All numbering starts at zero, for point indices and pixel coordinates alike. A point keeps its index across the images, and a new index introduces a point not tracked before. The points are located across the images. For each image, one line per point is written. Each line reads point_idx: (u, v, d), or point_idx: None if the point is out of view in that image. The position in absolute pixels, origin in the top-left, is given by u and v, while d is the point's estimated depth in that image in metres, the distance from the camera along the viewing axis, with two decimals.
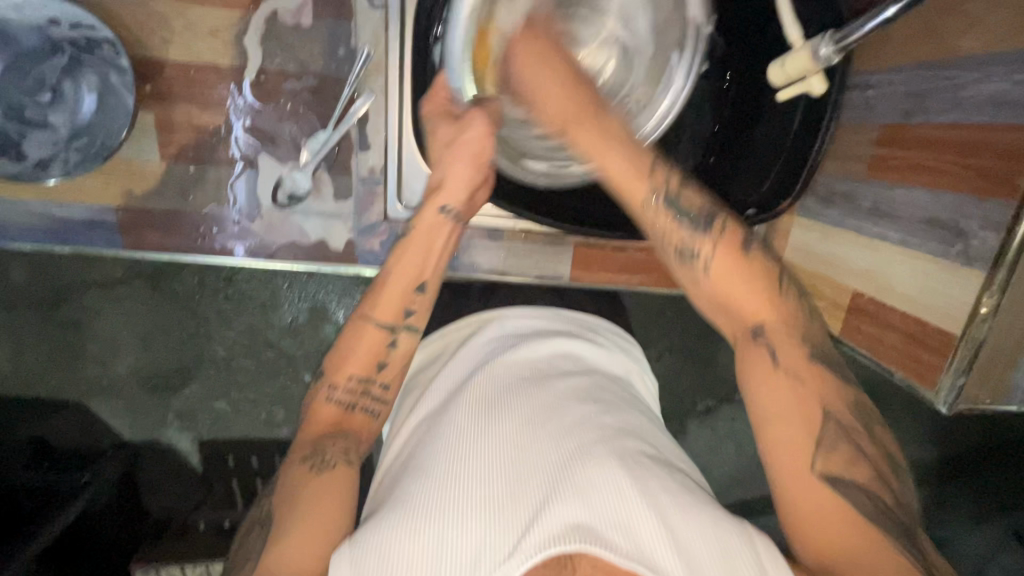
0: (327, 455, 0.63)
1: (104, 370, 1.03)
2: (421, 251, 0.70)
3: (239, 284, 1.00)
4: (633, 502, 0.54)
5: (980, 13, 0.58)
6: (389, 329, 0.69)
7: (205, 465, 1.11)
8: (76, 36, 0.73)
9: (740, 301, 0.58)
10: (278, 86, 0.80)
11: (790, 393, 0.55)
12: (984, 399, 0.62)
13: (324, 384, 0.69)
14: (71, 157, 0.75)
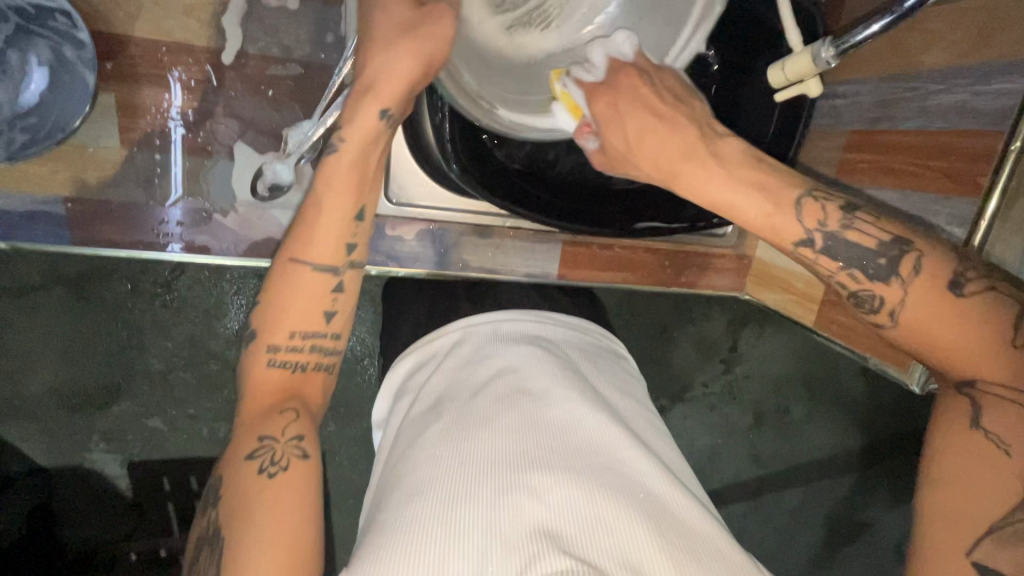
0: (278, 450, 0.54)
1: (17, 388, 0.91)
2: (356, 168, 0.62)
3: (180, 290, 0.92)
4: (636, 536, 0.52)
5: (943, 30, 0.65)
6: (331, 271, 0.62)
7: (136, 489, 1.00)
8: (23, 5, 0.64)
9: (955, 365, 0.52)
10: (260, 72, 0.75)
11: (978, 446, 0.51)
12: (950, 373, 0.72)
13: (264, 343, 0.61)
14: (15, 137, 0.67)
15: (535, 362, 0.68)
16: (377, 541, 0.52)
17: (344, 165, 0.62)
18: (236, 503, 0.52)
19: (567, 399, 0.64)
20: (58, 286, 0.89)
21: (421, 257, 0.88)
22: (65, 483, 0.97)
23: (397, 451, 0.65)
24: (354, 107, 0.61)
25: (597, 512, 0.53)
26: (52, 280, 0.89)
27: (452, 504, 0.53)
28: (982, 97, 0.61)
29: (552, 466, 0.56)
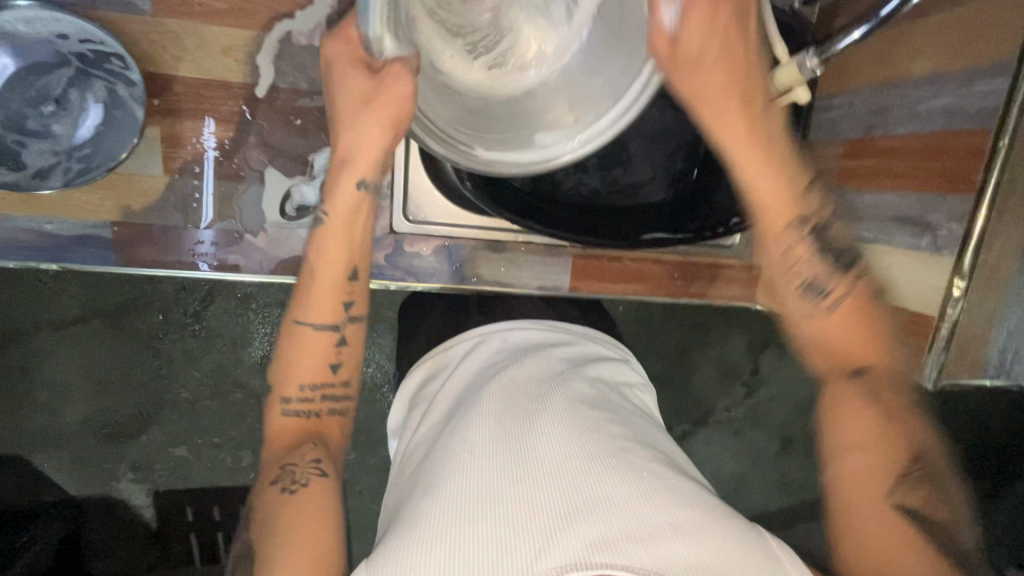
0: (297, 472, 0.59)
1: (53, 418, 0.96)
2: (342, 237, 0.68)
3: (208, 321, 0.96)
4: (649, 514, 0.54)
5: (926, 41, 0.68)
6: (332, 327, 0.67)
7: (161, 519, 1.02)
8: (84, 51, 0.73)
9: (843, 341, 0.63)
10: (290, 104, 0.82)
11: (860, 418, 0.59)
12: (964, 373, 0.69)
13: (278, 399, 0.66)
14: (73, 167, 0.74)
15: (544, 368, 0.71)
16: (404, 536, 0.55)
17: (332, 239, 0.69)
18: (262, 523, 0.56)
19: (576, 399, 0.67)
20: (95, 318, 0.94)
21: (437, 271, 0.93)
22: (94, 515, 1.00)
23: (415, 456, 0.67)
24: (333, 184, 0.68)
25: (606, 498, 0.55)
26: (89, 312, 0.93)
27: (474, 498, 0.56)
28: (970, 98, 0.64)
29: (567, 455, 0.59)
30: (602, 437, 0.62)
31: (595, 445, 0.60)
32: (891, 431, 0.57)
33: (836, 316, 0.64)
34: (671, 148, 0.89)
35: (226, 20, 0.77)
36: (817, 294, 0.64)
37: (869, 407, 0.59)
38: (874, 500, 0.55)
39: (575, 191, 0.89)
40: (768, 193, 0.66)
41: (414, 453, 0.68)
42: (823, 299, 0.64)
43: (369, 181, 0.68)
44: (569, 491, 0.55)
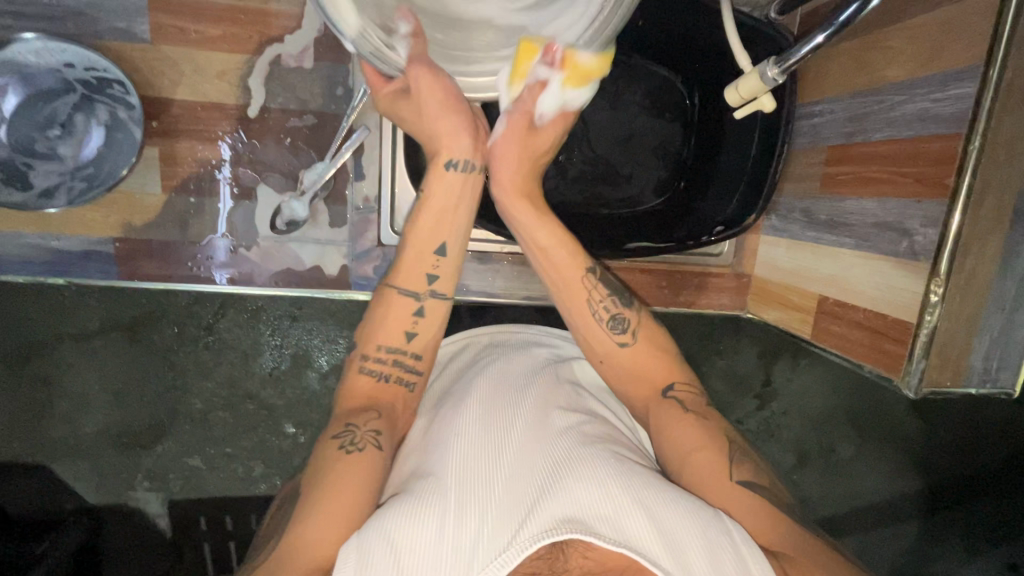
0: (356, 434, 0.61)
1: (70, 429, 0.96)
2: (435, 217, 0.72)
3: (219, 333, 0.94)
4: (621, 495, 0.56)
5: (901, 46, 0.68)
6: (415, 297, 0.71)
7: (177, 528, 1.03)
8: (87, 78, 0.78)
9: (648, 370, 0.72)
10: (280, 124, 0.86)
11: (694, 428, 0.67)
12: (947, 382, 0.66)
13: (357, 357, 0.70)
14: (75, 186, 0.79)
15: (529, 364, 0.74)
16: (382, 511, 0.56)
17: (427, 212, 0.72)
18: (313, 473, 0.58)
19: (558, 394, 0.69)
20: (113, 330, 0.93)
21: None
22: (114, 523, 1.01)
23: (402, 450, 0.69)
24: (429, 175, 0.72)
25: (581, 472, 0.57)
26: (107, 325, 0.92)
27: (452, 476, 0.57)
28: (941, 104, 0.63)
29: (543, 443, 0.61)
30: (578, 427, 0.64)
31: (572, 434, 0.62)
32: (713, 429, 0.68)
33: (629, 350, 0.72)
34: (658, 164, 0.92)
35: (220, 46, 0.81)
36: (616, 328, 0.73)
37: (686, 414, 0.68)
38: (722, 487, 0.62)
39: (564, 204, 0.91)
40: (545, 243, 0.73)
41: (402, 447, 0.69)
42: (621, 333, 0.73)
43: (464, 160, 0.71)
44: (542, 474, 0.57)
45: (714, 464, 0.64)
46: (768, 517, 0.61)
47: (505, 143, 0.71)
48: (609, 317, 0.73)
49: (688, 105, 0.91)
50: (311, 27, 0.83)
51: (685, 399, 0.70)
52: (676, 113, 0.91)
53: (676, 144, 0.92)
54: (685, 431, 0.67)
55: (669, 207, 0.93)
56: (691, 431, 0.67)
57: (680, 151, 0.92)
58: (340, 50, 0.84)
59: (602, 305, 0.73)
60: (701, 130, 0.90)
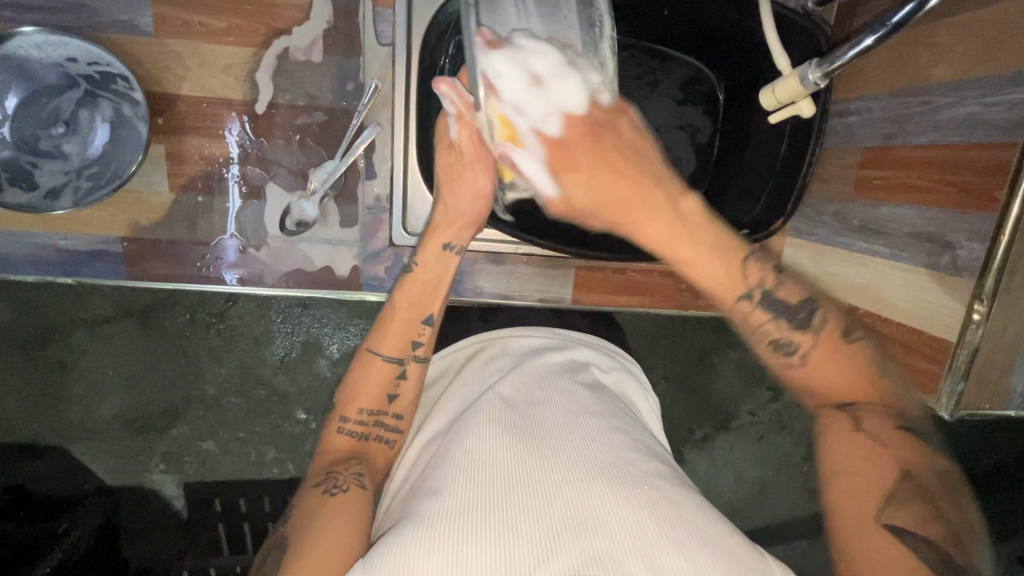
0: (340, 479, 0.62)
1: (89, 412, 0.93)
2: (426, 288, 0.73)
3: (231, 320, 0.91)
4: (649, 523, 0.52)
5: (951, 43, 0.64)
6: (398, 361, 0.71)
7: (192, 510, 0.99)
8: (91, 73, 0.75)
9: (847, 391, 0.61)
10: (289, 120, 0.83)
11: (863, 447, 0.57)
12: (983, 405, 0.64)
13: (337, 416, 0.70)
14: (81, 185, 0.77)
15: (544, 374, 0.71)
16: (395, 532, 0.52)
17: (415, 284, 0.73)
18: (301, 521, 0.58)
19: (575, 405, 0.66)
20: (126, 317, 0.90)
21: None
22: (131, 504, 0.98)
23: (413, 466, 0.65)
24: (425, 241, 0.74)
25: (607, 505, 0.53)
26: (120, 311, 0.89)
27: (468, 494, 0.54)
28: (994, 109, 0.59)
29: (562, 458, 0.57)
30: (603, 449, 0.60)
31: (598, 459, 0.58)
32: (881, 459, 0.56)
33: (815, 359, 0.63)
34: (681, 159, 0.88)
35: (226, 39, 0.78)
36: (782, 351, 0.63)
37: (856, 428, 0.58)
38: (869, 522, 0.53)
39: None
40: (711, 275, 0.65)
41: (414, 461, 0.66)
42: (787, 355, 0.63)
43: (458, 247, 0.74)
44: (566, 495, 0.54)
45: (852, 488, 0.56)
46: (863, 529, 0.53)
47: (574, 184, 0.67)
48: (775, 342, 0.63)
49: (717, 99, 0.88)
50: (321, 19, 0.80)
51: (869, 416, 0.59)
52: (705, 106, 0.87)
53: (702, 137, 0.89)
54: (849, 452, 0.57)
55: None
56: (857, 450, 0.57)
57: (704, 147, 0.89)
58: (351, 42, 0.81)
59: (784, 330, 0.63)
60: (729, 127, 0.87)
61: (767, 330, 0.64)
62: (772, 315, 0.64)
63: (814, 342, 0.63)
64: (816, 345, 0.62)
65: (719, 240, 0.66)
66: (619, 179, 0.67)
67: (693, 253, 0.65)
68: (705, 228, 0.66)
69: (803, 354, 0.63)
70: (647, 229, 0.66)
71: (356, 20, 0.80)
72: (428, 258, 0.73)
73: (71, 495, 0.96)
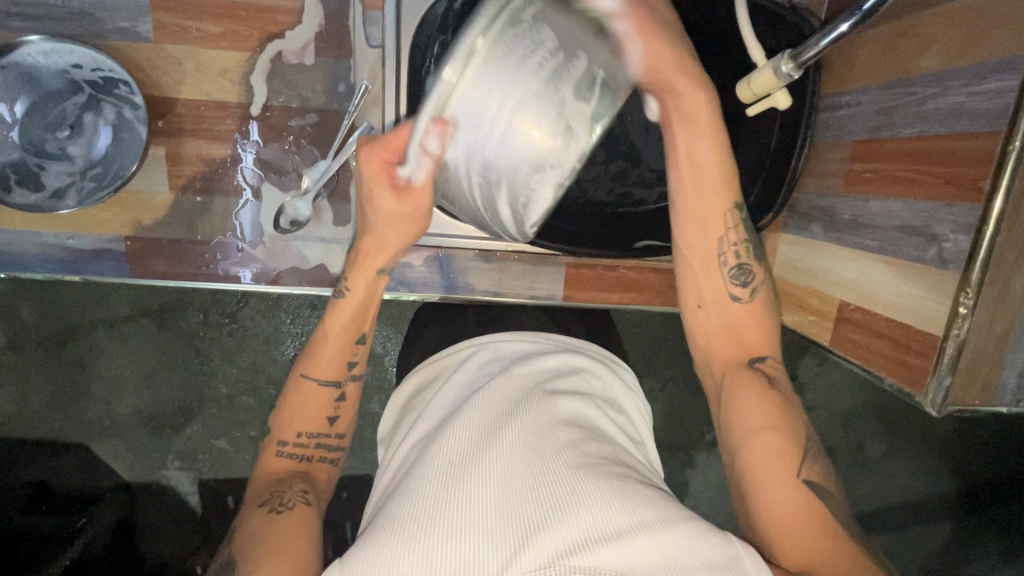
0: (285, 496, 0.63)
1: (105, 410, 0.97)
2: (353, 314, 0.73)
3: (243, 320, 0.96)
4: (618, 519, 0.52)
5: (936, 32, 0.63)
6: (335, 385, 0.71)
7: (204, 506, 1.02)
8: (95, 79, 0.79)
9: (735, 349, 0.69)
10: (283, 121, 0.85)
11: (763, 407, 0.63)
12: (973, 401, 0.62)
13: (274, 441, 0.70)
14: (86, 186, 0.80)
15: (530, 379, 0.70)
16: (368, 543, 0.53)
17: (343, 311, 0.73)
18: (248, 540, 0.58)
19: (556, 408, 0.65)
20: (144, 317, 0.94)
21: (430, 281, 0.94)
22: (147, 501, 1.01)
23: (399, 466, 0.66)
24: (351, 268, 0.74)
25: (577, 501, 0.53)
26: (138, 311, 0.94)
27: (440, 501, 0.54)
28: (978, 97, 0.58)
29: (539, 460, 0.57)
30: (579, 449, 0.60)
31: (573, 457, 0.58)
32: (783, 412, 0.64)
33: (747, 311, 0.70)
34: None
35: (220, 44, 0.81)
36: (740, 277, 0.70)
37: (767, 391, 0.65)
38: (784, 474, 0.59)
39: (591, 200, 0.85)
40: (706, 186, 0.69)
41: (399, 462, 0.67)
42: (742, 285, 0.71)
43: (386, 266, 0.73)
44: (538, 492, 0.54)
45: (773, 459, 0.60)
46: (779, 481, 0.59)
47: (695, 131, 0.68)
48: (735, 264, 0.71)
49: (710, 89, 0.83)
50: (312, 22, 0.82)
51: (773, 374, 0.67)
52: (701, 96, 0.82)
53: None
54: (759, 405, 0.64)
55: None
56: (760, 403, 0.64)
57: None
58: (341, 44, 0.83)
59: (732, 237, 0.71)
60: (723, 120, 0.83)
61: (715, 278, 0.70)
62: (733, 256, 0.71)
63: (753, 299, 0.70)
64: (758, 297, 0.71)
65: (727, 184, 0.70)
66: (703, 108, 0.68)
67: (701, 150, 0.68)
68: (727, 170, 0.69)
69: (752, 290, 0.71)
70: (697, 240, 0.70)
71: (346, 22, 0.82)
72: (355, 288, 0.73)
73: (89, 492, 0.99)
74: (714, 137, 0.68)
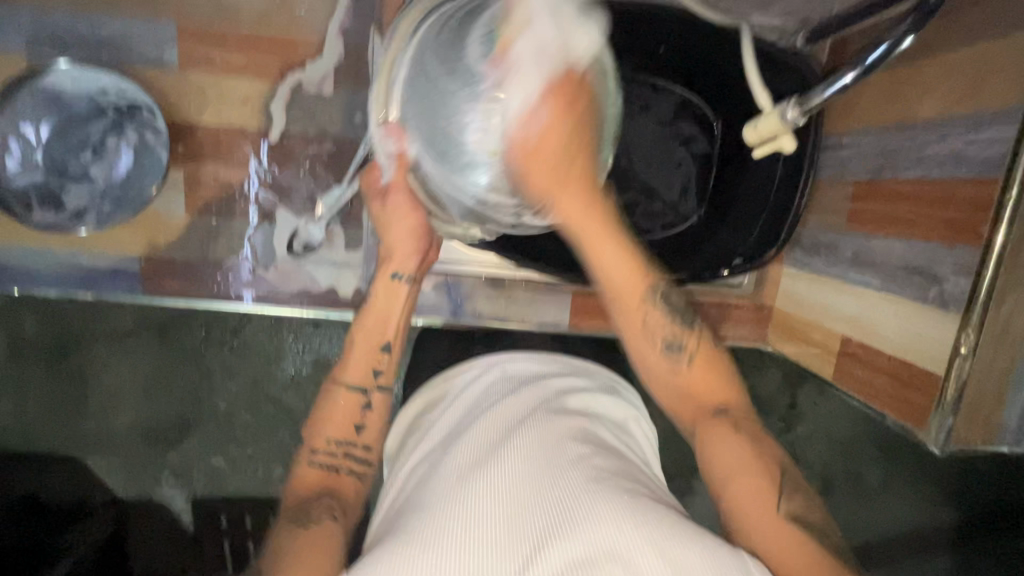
0: (315, 511, 0.63)
1: (102, 424, 0.97)
2: (380, 320, 0.76)
3: (244, 336, 0.93)
4: (628, 534, 0.51)
5: (935, 81, 0.65)
6: (361, 392, 0.74)
7: (198, 524, 1.01)
8: (120, 104, 0.81)
9: (697, 388, 0.66)
10: (300, 148, 0.87)
11: (740, 449, 0.61)
12: (976, 439, 0.63)
13: (307, 451, 0.72)
14: (105, 208, 0.82)
15: (540, 397, 0.71)
16: (382, 551, 0.53)
17: (371, 318, 0.77)
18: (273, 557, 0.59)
19: (564, 425, 0.66)
20: (143, 331, 0.93)
21: (438, 307, 0.96)
22: (137, 517, 1.00)
23: (405, 485, 0.66)
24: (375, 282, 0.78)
25: (586, 515, 0.53)
26: (139, 325, 0.93)
27: (450, 515, 0.54)
28: (975, 146, 0.60)
29: (553, 472, 0.58)
30: (587, 465, 0.60)
31: (581, 473, 0.58)
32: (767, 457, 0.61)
33: (692, 367, 0.66)
34: (686, 182, 0.88)
35: (244, 74, 0.84)
36: (674, 358, 0.67)
37: (740, 439, 0.62)
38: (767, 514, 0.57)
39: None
40: (619, 275, 0.67)
41: (405, 483, 0.67)
42: (676, 357, 0.67)
43: (408, 275, 0.77)
44: (546, 507, 0.54)
45: (755, 495, 0.58)
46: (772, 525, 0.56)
47: (566, 203, 0.66)
48: (664, 341, 0.67)
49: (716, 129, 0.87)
50: (331, 55, 0.85)
51: (740, 417, 0.64)
52: (707, 131, 0.87)
53: (699, 146, 0.87)
54: (735, 453, 0.61)
55: (688, 234, 0.89)
56: (733, 444, 0.61)
57: (703, 171, 0.88)
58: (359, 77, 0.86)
59: (659, 292, 0.68)
60: (727, 157, 0.87)
61: (658, 330, 0.67)
62: (666, 314, 0.68)
63: (698, 345, 0.67)
64: (700, 348, 0.67)
65: (635, 257, 0.68)
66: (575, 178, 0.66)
67: (610, 265, 0.67)
68: (623, 246, 0.68)
69: (691, 357, 0.66)
70: (613, 269, 0.67)
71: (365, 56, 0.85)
72: (379, 301, 0.77)
73: (79, 508, 0.98)
74: (577, 188, 0.66)
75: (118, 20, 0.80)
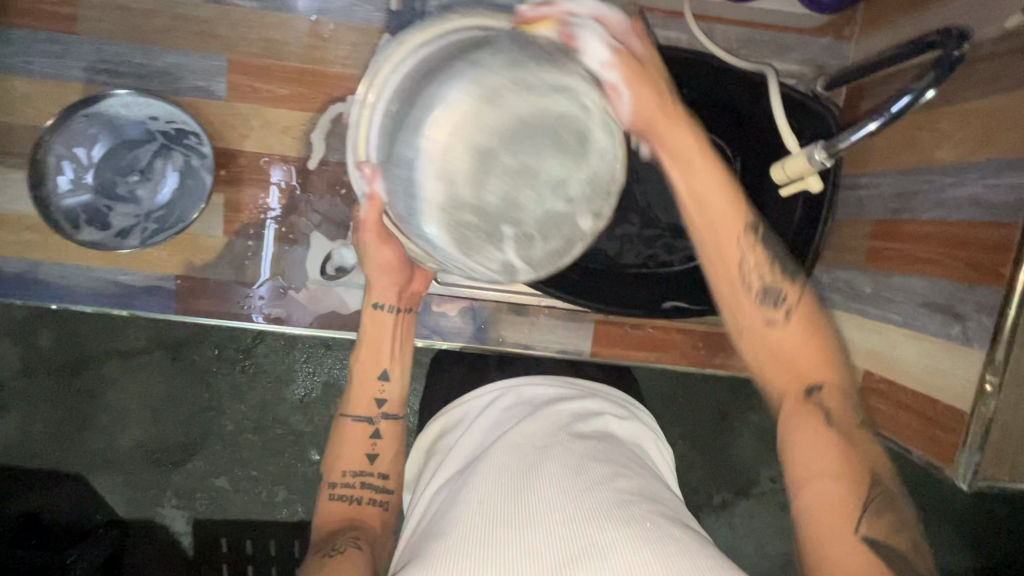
0: (338, 543, 0.66)
1: (115, 439, 0.98)
2: (372, 355, 0.78)
3: (258, 357, 0.96)
4: (650, 561, 0.51)
5: (951, 129, 0.69)
6: (369, 421, 0.77)
7: (198, 548, 1.01)
8: (168, 129, 0.85)
9: (808, 364, 0.60)
10: (337, 175, 0.91)
11: (823, 437, 0.57)
12: (1002, 476, 0.63)
13: (328, 483, 0.76)
14: (148, 227, 0.85)
15: (557, 421, 0.71)
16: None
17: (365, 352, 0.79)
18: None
19: (585, 450, 0.66)
20: (158, 349, 0.96)
21: (463, 330, 0.98)
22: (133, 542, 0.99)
23: (427, 508, 0.67)
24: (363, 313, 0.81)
25: (610, 543, 0.53)
26: (155, 343, 0.96)
27: (473, 542, 0.55)
28: (994, 189, 0.63)
29: (575, 499, 0.58)
30: (609, 490, 0.60)
31: (603, 498, 0.58)
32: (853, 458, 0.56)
33: (795, 328, 0.61)
34: None
35: (288, 105, 0.88)
36: (769, 301, 0.62)
37: (828, 429, 0.57)
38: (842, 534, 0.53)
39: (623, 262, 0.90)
40: (715, 204, 0.62)
41: (428, 506, 0.67)
42: (773, 308, 0.62)
43: (390, 305, 0.79)
44: (568, 535, 0.54)
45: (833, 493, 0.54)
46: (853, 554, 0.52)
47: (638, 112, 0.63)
48: (757, 287, 0.62)
49: None
50: None
51: (837, 413, 0.59)
52: None
53: None
54: (815, 448, 0.57)
55: None
56: (823, 448, 0.57)
57: None
58: None
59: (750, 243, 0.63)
60: None
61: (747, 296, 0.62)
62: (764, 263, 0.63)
63: (793, 316, 0.61)
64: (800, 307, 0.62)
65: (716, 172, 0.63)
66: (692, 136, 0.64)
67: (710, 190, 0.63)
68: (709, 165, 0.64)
69: (785, 319, 0.61)
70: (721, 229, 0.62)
71: None
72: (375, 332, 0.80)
73: (83, 526, 0.98)
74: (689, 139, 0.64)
75: (172, 53, 0.85)
